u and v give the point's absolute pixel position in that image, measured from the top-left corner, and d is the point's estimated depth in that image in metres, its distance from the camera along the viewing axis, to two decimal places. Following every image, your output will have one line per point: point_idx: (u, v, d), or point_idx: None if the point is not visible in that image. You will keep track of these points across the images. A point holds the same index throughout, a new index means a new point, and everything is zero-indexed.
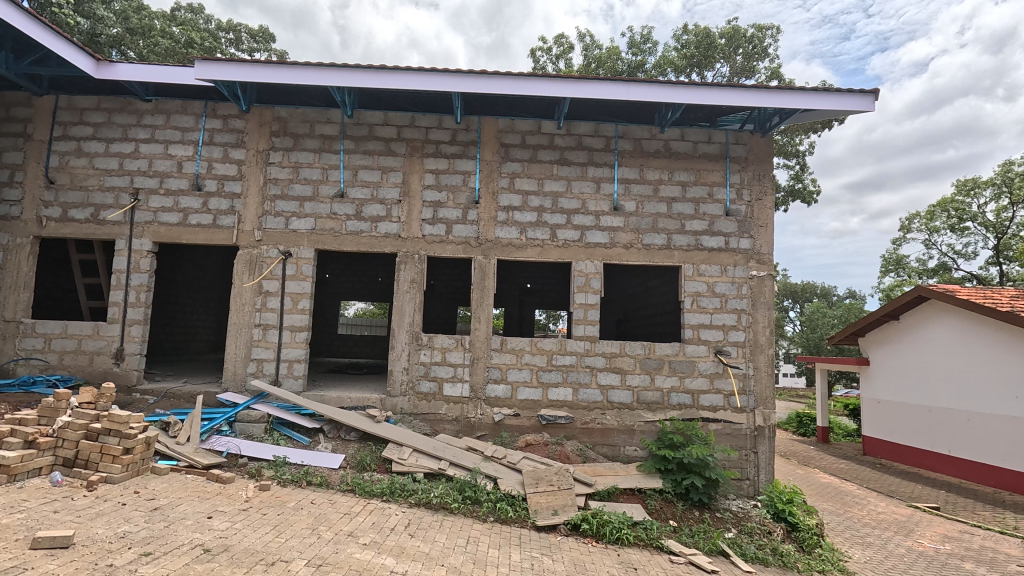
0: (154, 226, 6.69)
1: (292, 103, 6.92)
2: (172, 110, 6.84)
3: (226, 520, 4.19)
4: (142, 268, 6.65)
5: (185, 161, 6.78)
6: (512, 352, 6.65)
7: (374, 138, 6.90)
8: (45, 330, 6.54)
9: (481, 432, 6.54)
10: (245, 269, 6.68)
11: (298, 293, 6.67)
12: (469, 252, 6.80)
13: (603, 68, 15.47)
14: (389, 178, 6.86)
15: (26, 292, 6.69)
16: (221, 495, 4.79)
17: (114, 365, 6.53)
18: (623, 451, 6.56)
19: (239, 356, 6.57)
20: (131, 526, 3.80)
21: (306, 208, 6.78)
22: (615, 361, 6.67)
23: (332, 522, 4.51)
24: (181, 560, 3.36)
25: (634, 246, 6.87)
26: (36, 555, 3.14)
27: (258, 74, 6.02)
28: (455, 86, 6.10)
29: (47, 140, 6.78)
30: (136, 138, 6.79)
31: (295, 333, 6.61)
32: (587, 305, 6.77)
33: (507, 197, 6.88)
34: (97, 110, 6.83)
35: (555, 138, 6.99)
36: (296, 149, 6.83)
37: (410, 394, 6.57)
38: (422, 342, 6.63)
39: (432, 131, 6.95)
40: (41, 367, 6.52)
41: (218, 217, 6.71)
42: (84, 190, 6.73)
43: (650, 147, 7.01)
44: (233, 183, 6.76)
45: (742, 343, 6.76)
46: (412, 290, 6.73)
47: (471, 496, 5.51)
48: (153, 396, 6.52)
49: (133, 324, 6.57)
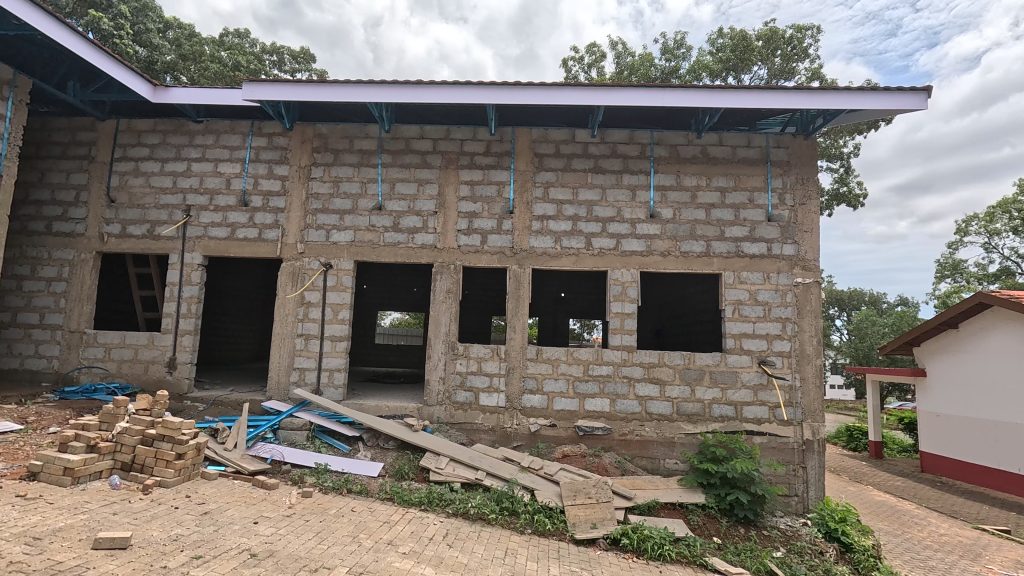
0: (204, 241, 7.01)
1: (332, 120, 7.16)
2: (221, 130, 7.18)
3: (271, 526, 4.30)
4: (193, 281, 6.97)
5: (233, 178, 7.10)
6: (548, 362, 6.61)
7: (411, 152, 7.05)
8: (106, 340, 6.93)
9: (517, 442, 6.53)
10: (288, 281, 6.91)
11: (338, 304, 6.85)
12: (504, 261, 6.82)
13: (635, 76, 15.33)
14: (426, 191, 6.98)
15: (89, 304, 7.10)
16: (266, 501, 4.90)
17: (167, 373, 6.85)
18: (662, 464, 6.43)
19: (282, 365, 6.79)
20: (183, 529, 3.95)
21: (346, 221, 6.97)
22: (653, 371, 6.53)
23: (372, 530, 4.56)
24: (229, 564, 3.46)
25: (672, 253, 6.74)
26: (98, 554, 3.30)
27: (302, 93, 6.28)
28: (488, 97, 6.17)
29: (108, 162, 7.23)
30: (188, 157, 7.16)
31: (336, 343, 6.79)
32: (623, 314, 6.66)
33: (542, 207, 6.88)
34: (153, 132, 7.24)
35: (589, 146, 6.96)
36: (336, 164, 7.05)
37: (446, 404, 6.63)
38: (458, 352, 6.69)
39: (466, 143, 7.05)
40: (102, 375, 6.90)
41: (263, 231, 6.98)
42: (141, 208, 7.12)
43: (686, 153, 6.90)
44: (278, 199, 7.03)
45: (788, 353, 6.50)
46: (448, 300, 6.81)
47: (508, 507, 5.44)
48: (203, 403, 6.80)
49: (185, 334, 6.89)
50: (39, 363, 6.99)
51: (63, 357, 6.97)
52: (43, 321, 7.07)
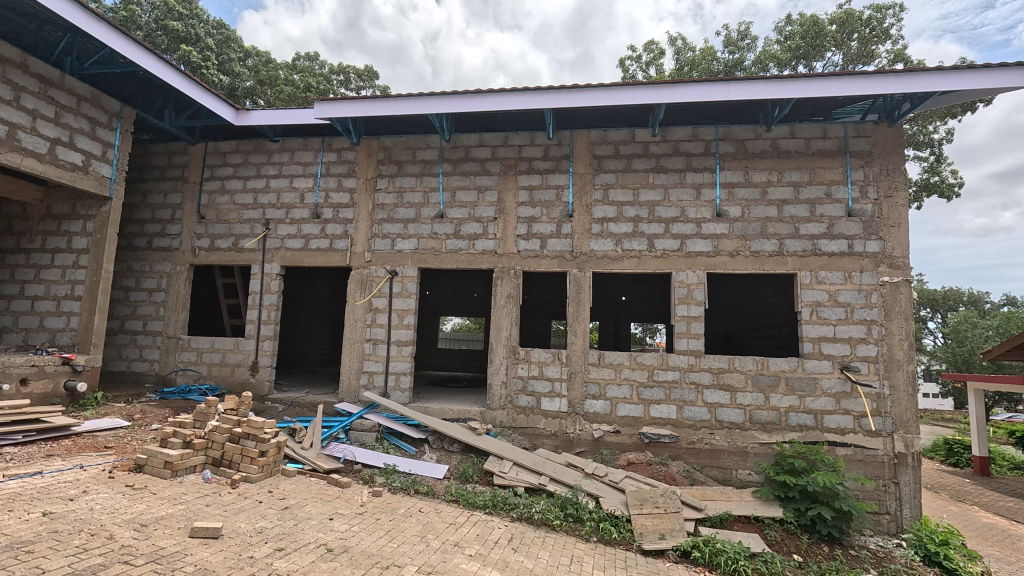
0: (282, 251, 7.48)
1: (396, 133, 7.45)
2: (295, 147, 7.66)
3: (345, 522, 4.50)
4: (272, 289, 7.46)
5: (306, 192, 7.55)
6: (611, 366, 6.49)
7: (471, 160, 7.19)
8: (198, 345, 7.55)
9: (581, 448, 6.45)
10: (357, 288, 7.23)
11: (403, 310, 7.09)
12: (564, 265, 6.78)
13: (696, 71, 14.82)
14: (486, 197, 7.08)
15: (183, 312, 7.77)
16: (340, 498, 5.13)
17: (250, 376, 7.36)
18: (734, 475, 6.13)
19: (353, 369, 7.12)
20: (267, 522, 4.21)
21: (410, 230, 7.21)
22: (723, 377, 6.24)
23: (439, 531, 4.65)
24: (308, 557, 3.65)
25: (740, 253, 6.43)
26: (194, 542, 3.60)
27: (368, 108, 6.58)
28: (546, 102, 6.19)
29: (198, 182, 7.91)
30: (267, 175, 7.69)
31: (401, 347, 7.02)
32: (689, 318, 6.43)
33: (602, 209, 6.79)
34: (236, 152, 7.84)
35: (649, 145, 6.80)
36: (400, 175, 7.32)
37: (509, 408, 6.67)
38: (519, 356, 6.72)
39: (525, 148, 7.09)
40: (195, 377, 7.52)
41: (333, 241, 7.36)
42: (226, 223, 7.71)
43: (754, 148, 6.57)
44: (347, 210, 7.39)
45: (874, 358, 6.01)
46: (509, 305, 6.86)
47: (573, 513, 5.37)
48: (281, 404, 7.24)
49: (265, 339, 7.38)
50: (143, 366, 7.72)
51: (162, 360, 7.66)
52: (145, 328, 7.82)
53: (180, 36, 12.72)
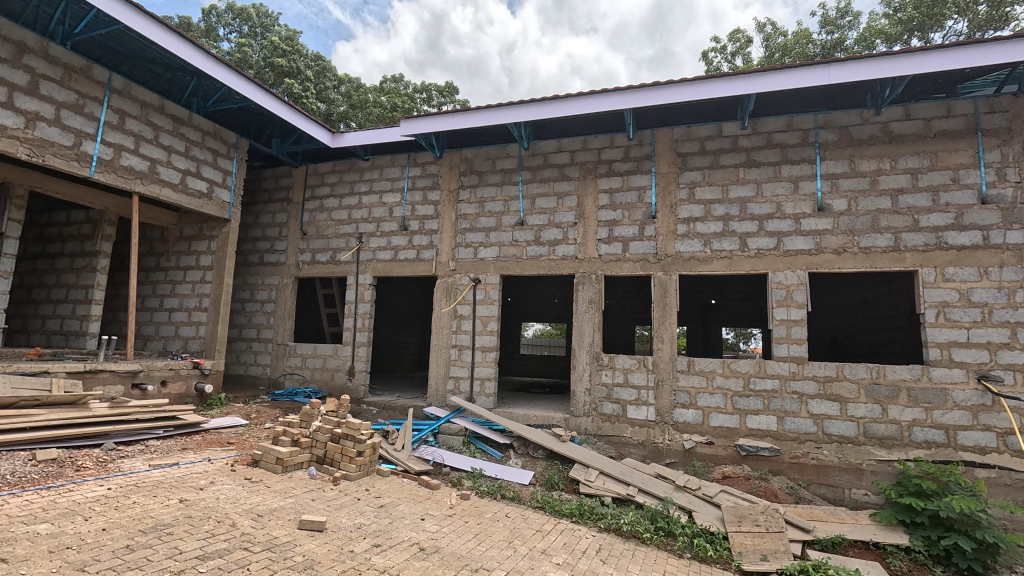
0: (374, 263, 7.95)
1: (476, 144, 7.65)
2: (384, 165, 8.13)
3: (436, 523, 4.65)
4: (366, 299, 7.94)
5: (395, 206, 7.97)
6: (701, 374, 6.17)
7: (550, 166, 7.20)
8: (303, 351, 8.22)
9: (670, 459, 6.18)
10: (443, 296, 7.50)
11: (486, 316, 7.25)
12: (648, 269, 6.57)
13: (789, 56, 13.79)
14: (566, 203, 7.06)
15: (289, 321, 8.50)
16: (431, 499, 5.32)
17: (348, 380, 7.88)
18: (847, 494, 5.57)
19: (440, 374, 7.38)
20: (365, 519, 4.47)
21: (491, 238, 7.36)
22: (830, 387, 5.70)
23: (526, 537, 4.66)
24: (403, 555, 3.82)
25: (848, 250, 5.86)
26: (303, 534, 3.90)
27: (450, 122, 6.83)
28: (625, 103, 6.05)
29: (301, 201, 8.64)
30: (359, 192, 8.23)
31: (485, 353, 7.18)
32: (789, 322, 5.95)
33: (687, 209, 6.51)
34: (332, 173, 8.47)
35: (739, 139, 6.41)
36: (481, 185, 7.51)
37: (593, 415, 6.56)
38: (603, 363, 6.60)
39: (604, 151, 6.99)
40: (300, 381, 8.18)
41: (420, 252, 7.70)
42: (325, 238, 8.35)
43: (862, 134, 5.97)
44: (432, 222, 7.70)
45: (1021, 367, 5.19)
46: (591, 310, 6.76)
47: (664, 527, 5.13)
48: (376, 407, 7.67)
49: (361, 345, 7.86)
50: (257, 370, 8.54)
51: (273, 365, 8.42)
52: (259, 336, 8.64)
53: (284, 71, 14.03)
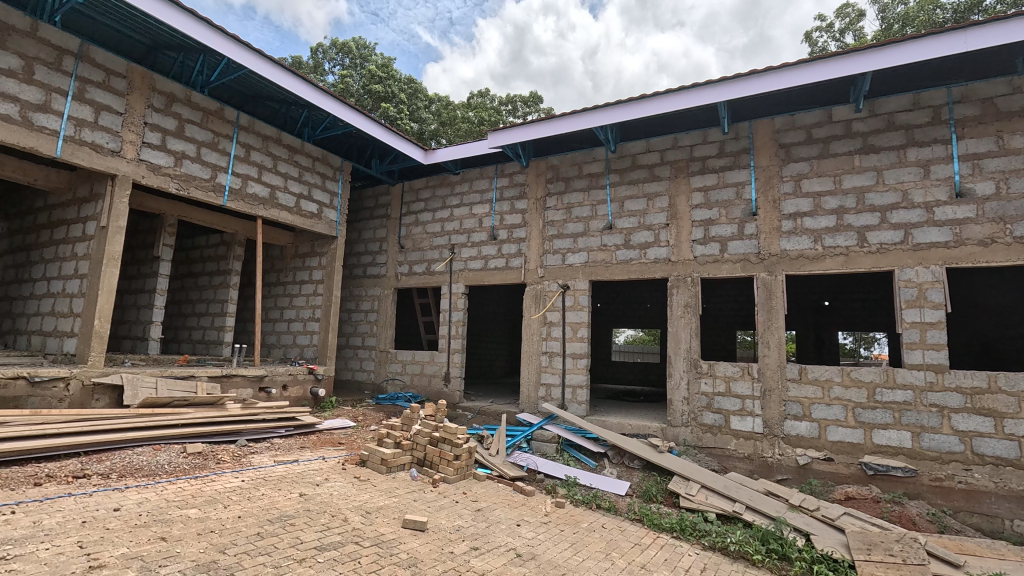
0: (465, 272, 8.23)
1: (562, 150, 7.67)
2: (473, 177, 8.41)
3: (532, 530, 4.66)
4: (459, 307, 8.23)
5: (484, 217, 8.20)
6: (816, 383, 5.63)
7: (638, 168, 7.01)
8: (402, 357, 8.70)
9: (782, 476, 5.69)
10: (532, 303, 7.56)
11: (577, 323, 7.19)
12: (750, 270, 6.14)
13: (912, 26, 12.27)
14: (656, 204, 6.82)
15: (390, 329, 9.04)
16: (526, 506, 5.35)
17: (444, 385, 8.20)
18: (1008, 526, 4.76)
19: (531, 381, 7.44)
20: (463, 521, 4.60)
21: (579, 243, 7.30)
22: (980, 400, 4.94)
23: (624, 550, 4.52)
24: (500, 560, 3.88)
25: (997, 241, 5.05)
26: (407, 532, 4.10)
27: (536, 131, 6.91)
28: (719, 95, 5.74)
29: (398, 217, 9.18)
30: (451, 205, 8.58)
31: (576, 360, 7.12)
32: (923, 325, 5.25)
33: (793, 203, 6.00)
34: (425, 188, 8.92)
35: (853, 123, 5.80)
36: (568, 191, 7.50)
37: (693, 426, 6.23)
38: (702, 371, 6.25)
39: (697, 148, 6.66)
40: (401, 386, 8.66)
41: (509, 260, 7.84)
42: (420, 250, 8.79)
43: (1011, 106, 5.14)
44: (520, 230, 7.81)
45: None
46: (687, 315, 6.46)
47: (778, 550, 4.66)
48: (471, 412, 7.89)
49: (455, 352, 8.15)
50: (363, 375, 9.17)
51: (376, 371, 9.00)
52: (363, 343, 9.29)
53: (381, 96, 15.07)
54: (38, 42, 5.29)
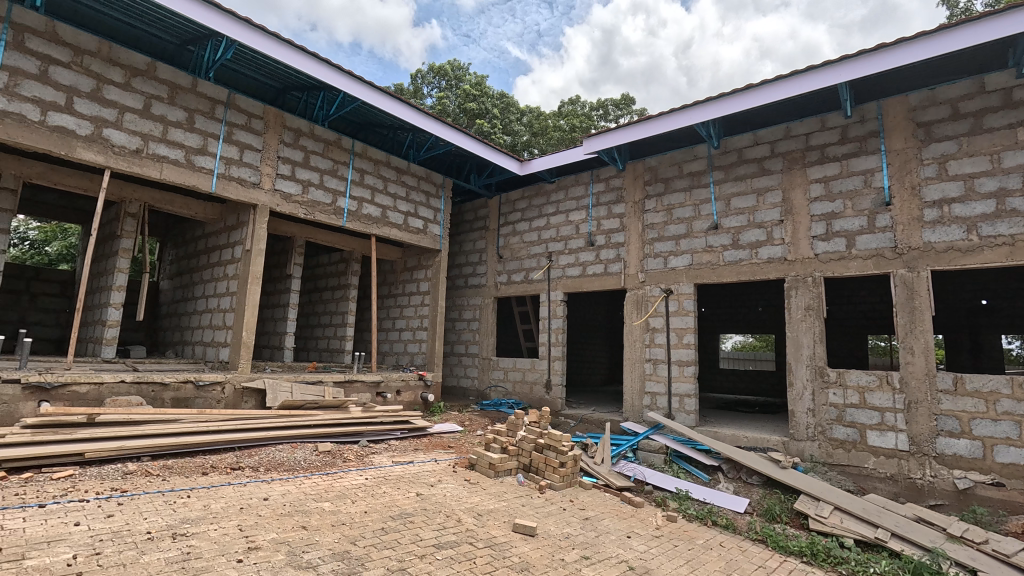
0: (564, 280, 8.25)
1: (660, 151, 7.43)
2: (568, 185, 8.43)
3: (643, 543, 4.51)
4: (558, 314, 8.26)
5: (581, 223, 8.18)
6: (977, 396, 4.88)
7: (745, 162, 6.59)
8: (504, 364, 8.91)
9: (936, 501, 4.99)
10: (634, 309, 7.37)
11: (682, 328, 6.89)
12: (884, 266, 5.48)
13: None
14: (768, 200, 6.35)
15: (491, 337, 9.31)
16: (635, 518, 5.18)
17: (545, 393, 8.26)
18: None
19: (635, 389, 7.24)
20: (572, 529, 4.58)
21: (682, 246, 7.00)
22: None
23: (747, 572, 4.21)
24: (612, 571, 3.80)
25: None
26: (517, 537, 4.16)
27: (632, 133, 6.77)
28: (839, 76, 5.23)
29: (496, 228, 9.46)
30: (547, 213, 8.67)
31: (683, 368, 6.81)
32: None
33: (937, 189, 5.28)
34: (522, 199, 9.11)
35: (1013, 92, 4.99)
36: (668, 192, 7.24)
37: (821, 441, 5.67)
38: (829, 380, 5.68)
39: (813, 136, 6.12)
40: (503, 392, 8.87)
41: (608, 266, 7.72)
42: (519, 260, 8.97)
43: None
44: (618, 235, 7.67)
45: None
46: (808, 318, 5.91)
47: None
48: (573, 419, 7.85)
49: (556, 360, 8.19)
50: (467, 382, 9.52)
51: (480, 377, 9.30)
52: (467, 351, 9.65)
53: (475, 113, 15.68)
54: (198, 96, 6.24)
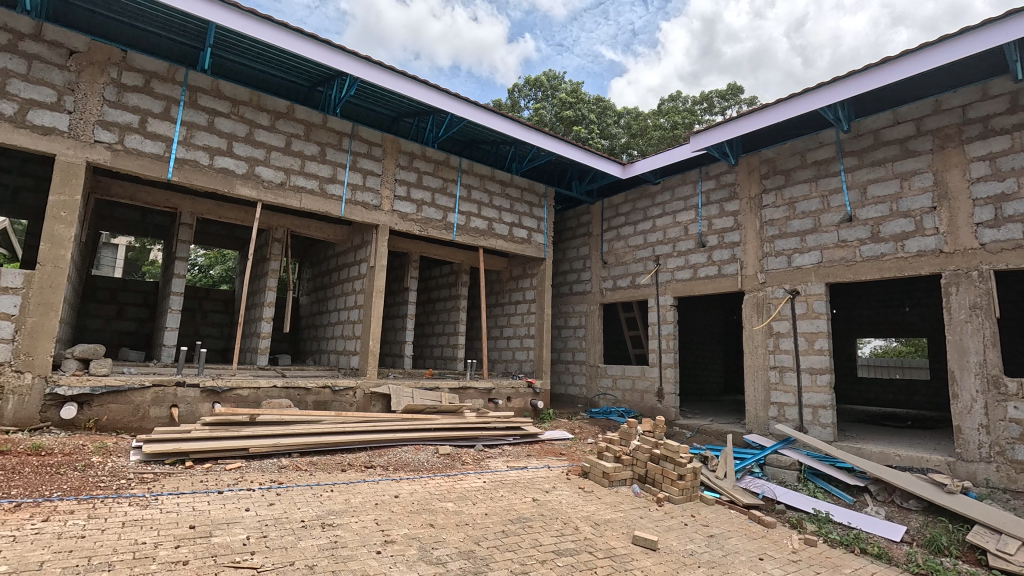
0: (673, 283, 7.92)
1: (778, 141, 6.88)
2: (675, 185, 8.12)
3: (779, 567, 4.15)
4: (668, 319, 7.94)
5: (690, 224, 7.81)
6: None
7: (884, 145, 5.87)
8: (612, 372, 8.75)
9: None
10: (754, 312, 6.86)
11: (813, 333, 6.27)
12: None
13: None
14: (915, 184, 5.60)
15: (598, 344, 9.21)
16: (767, 539, 4.76)
17: (658, 401, 7.97)
18: None
19: (759, 399, 6.72)
20: (696, 546, 4.35)
21: (809, 242, 6.39)
22: None
23: None
24: None
25: None
26: (638, 550, 4.05)
27: (747, 124, 6.34)
28: (1006, 36, 4.50)
29: (600, 234, 9.37)
30: (653, 216, 8.41)
31: (816, 376, 6.19)
32: None
33: None
34: (625, 203, 8.93)
35: None
36: (789, 185, 6.67)
37: (998, 463, 4.89)
38: (1007, 392, 4.86)
39: (972, 107, 5.31)
40: (613, 400, 8.70)
41: (722, 267, 7.26)
42: (624, 265, 8.79)
43: None
44: (733, 234, 7.21)
45: None
46: (975, 319, 5.09)
47: None
48: (690, 430, 7.47)
49: (667, 367, 7.87)
50: (575, 389, 9.49)
51: (588, 385, 9.22)
52: (574, 358, 9.62)
53: (572, 120, 15.70)
54: (328, 131, 6.97)
